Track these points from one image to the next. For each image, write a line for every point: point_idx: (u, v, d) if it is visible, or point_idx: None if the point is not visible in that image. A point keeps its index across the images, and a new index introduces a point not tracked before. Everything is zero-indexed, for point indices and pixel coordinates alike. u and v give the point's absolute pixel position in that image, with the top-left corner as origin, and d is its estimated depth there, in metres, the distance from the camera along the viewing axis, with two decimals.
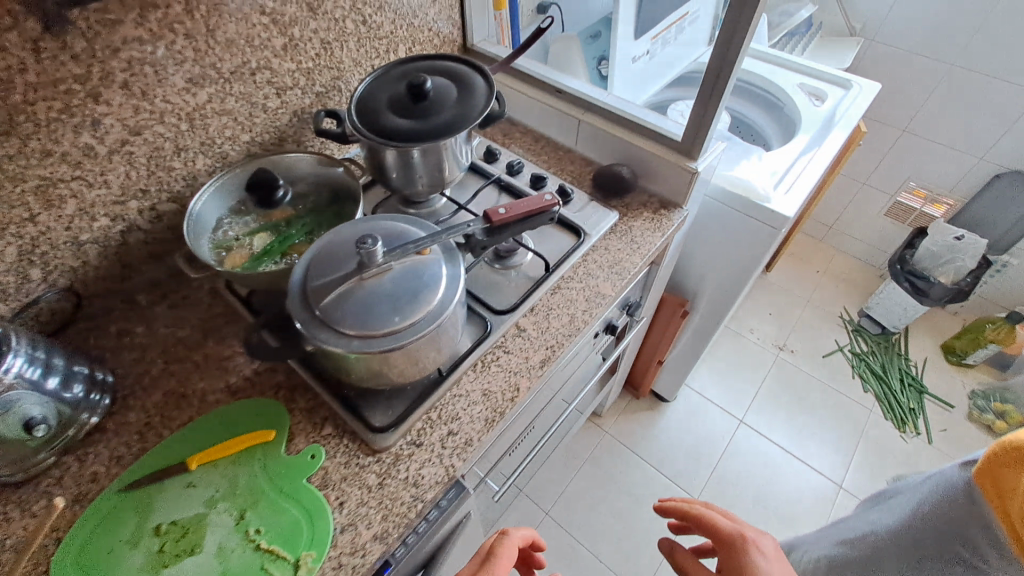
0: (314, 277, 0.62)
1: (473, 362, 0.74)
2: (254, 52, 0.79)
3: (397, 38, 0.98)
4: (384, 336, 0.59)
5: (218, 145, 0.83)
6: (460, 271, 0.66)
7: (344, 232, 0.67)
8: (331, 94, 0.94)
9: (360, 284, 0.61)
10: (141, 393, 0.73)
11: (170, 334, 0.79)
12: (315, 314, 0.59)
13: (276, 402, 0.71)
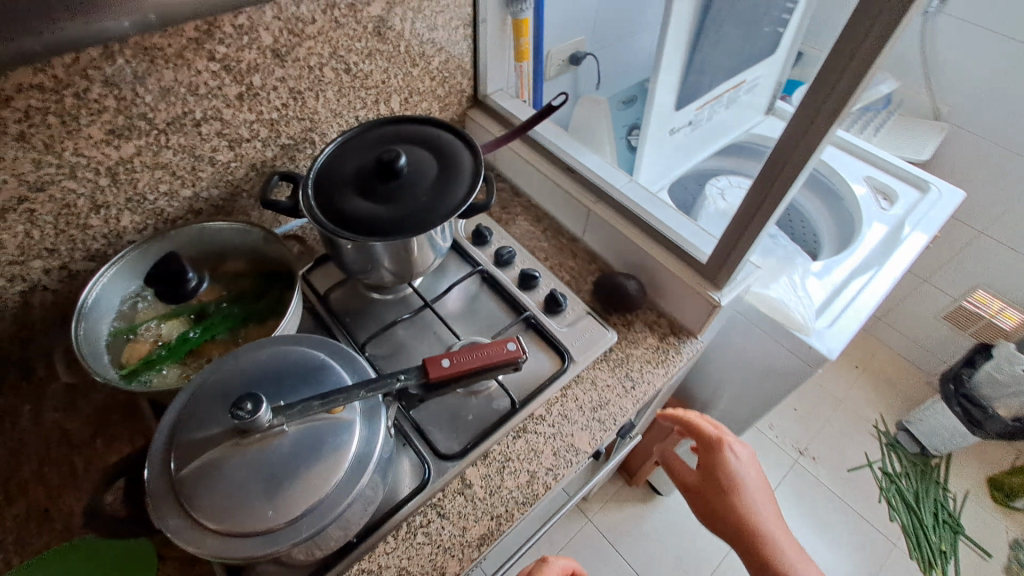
0: (187, 429, 0.49)
1: (394, 527, 0.61)
2: (200, 102, 0.66)
3: (390, 87, 0.84)
4: (250, 534, 0.46)
5: (151, 201, 0.70)
6: (376, 435, 0.51)
7: (244, 361, 0.54)
8: (300, 147, 0.80)
9: (234, 453, 0.47)
10: (2, 501, 0.61)
11: (58, 423, 0.67)
12: (174, 486, 0.47)
13: (152, 548, 0.58)
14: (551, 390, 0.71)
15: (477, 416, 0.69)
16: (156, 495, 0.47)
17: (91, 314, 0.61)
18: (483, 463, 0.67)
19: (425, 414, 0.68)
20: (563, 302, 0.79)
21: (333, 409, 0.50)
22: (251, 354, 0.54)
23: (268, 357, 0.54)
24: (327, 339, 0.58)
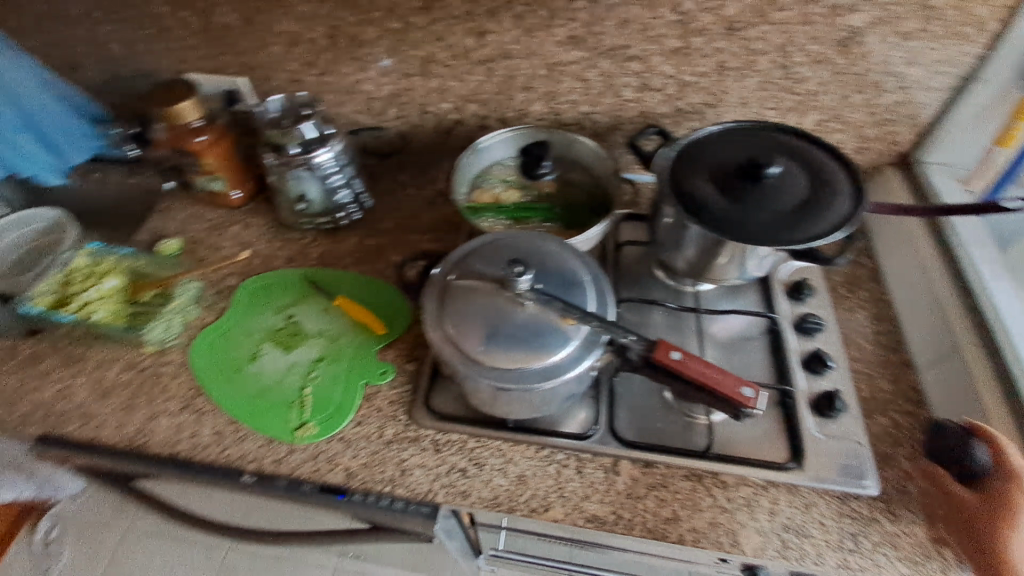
0: (474, 257, 0.63)
1: (539, 444, 0.67)
2: (496, 5, 0.77)
3: (652, 86, 0.83)
4: (461, 349, 0.57)
5: (442, 105, 0.92)
6: (582, 361, 0.57)
7: (534, 243, 0.64)
8: (546, 72, 0.84)
9: (491, 296, 0.59)
10: (297, 260, 0.88)
11: (334, 242, 0.91)
12: (443, 286, 0.61)
13: (404, 301, 0.82)
14: (755, 475, 0.63)
15: (667, 428, 0.67)
16: (434, 286, 0.62)
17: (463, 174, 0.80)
18: (640, 466, 0.65)
19: (628, 391, 0.70)
20: (816, 334, 0.76)
21: (566, 318, 0.57)
22: (538, 236, 0.66)
23: (543, 244, 0.64)
24: (595, 267, 0.64)
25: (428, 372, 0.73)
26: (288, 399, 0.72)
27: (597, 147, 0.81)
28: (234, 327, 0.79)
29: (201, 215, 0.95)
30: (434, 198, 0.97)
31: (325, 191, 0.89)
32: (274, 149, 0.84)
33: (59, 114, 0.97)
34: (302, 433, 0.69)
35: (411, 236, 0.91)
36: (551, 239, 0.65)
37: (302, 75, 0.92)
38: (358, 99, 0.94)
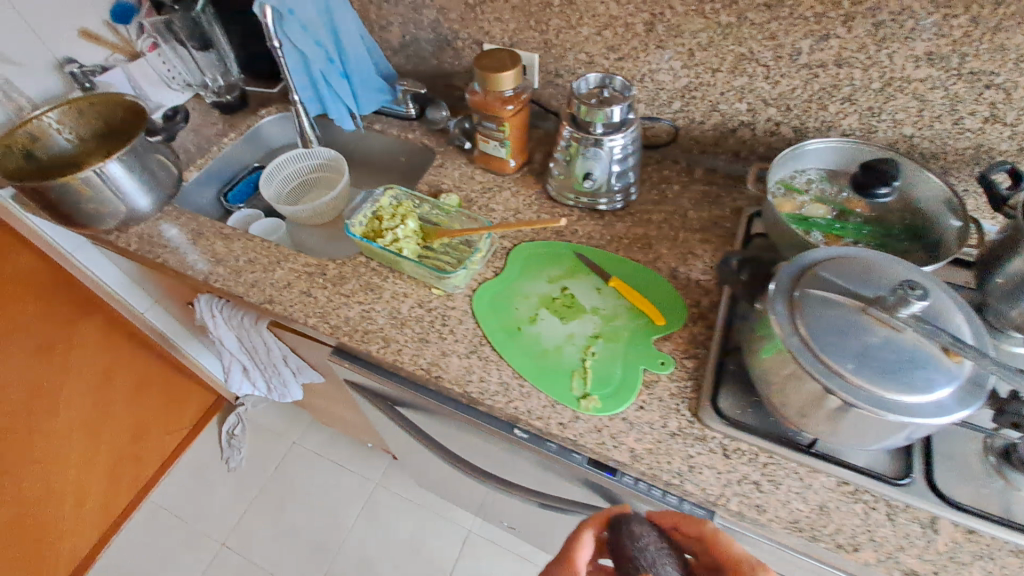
0: (826, 269, 0.60)
1: (844, 477, 0.63)
2: (857, 10, 0.72)
3: (1004, 119, 0.75)
4: (822, 363, 0.55)
5: (738, 108, 0.90)
6: (960, 409, 0.52)
7: (900, 269, 0.60)
8: (880, 86, 0.78)
9: (856, 311, 0.56)
10: (571, 233, 0.90)
11: (606, 224, 0.92)
12: (794, 292, 0.59)
13: (681, 301, 0.80)
14: None
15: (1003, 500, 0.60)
16: (779, 289, 0.61)
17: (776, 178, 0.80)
18: (965, 531, 0.60)
19: (949, 446, 0.64)
20: None
21: (950, 351, 0.53)
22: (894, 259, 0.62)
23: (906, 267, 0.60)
24: (968, 309, 0.58)
25: (711, 373, 0.72)
26: (567, 369, 0.74)
27: (943, 189, 0.73)
28: (518, 284, 0.83)
29: (472, 176, 1.00)
30: (702, 197, 0.95)
31: (602, 174, 0.88)
32: (577, 125, 0.86)
33: (367, 66, 1.03)
34: (581, 403, 0.70)
35: (680, 231, 0.90)
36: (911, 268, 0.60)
37: (596, 58, 0.93)
38: (645, 88, 0.94)
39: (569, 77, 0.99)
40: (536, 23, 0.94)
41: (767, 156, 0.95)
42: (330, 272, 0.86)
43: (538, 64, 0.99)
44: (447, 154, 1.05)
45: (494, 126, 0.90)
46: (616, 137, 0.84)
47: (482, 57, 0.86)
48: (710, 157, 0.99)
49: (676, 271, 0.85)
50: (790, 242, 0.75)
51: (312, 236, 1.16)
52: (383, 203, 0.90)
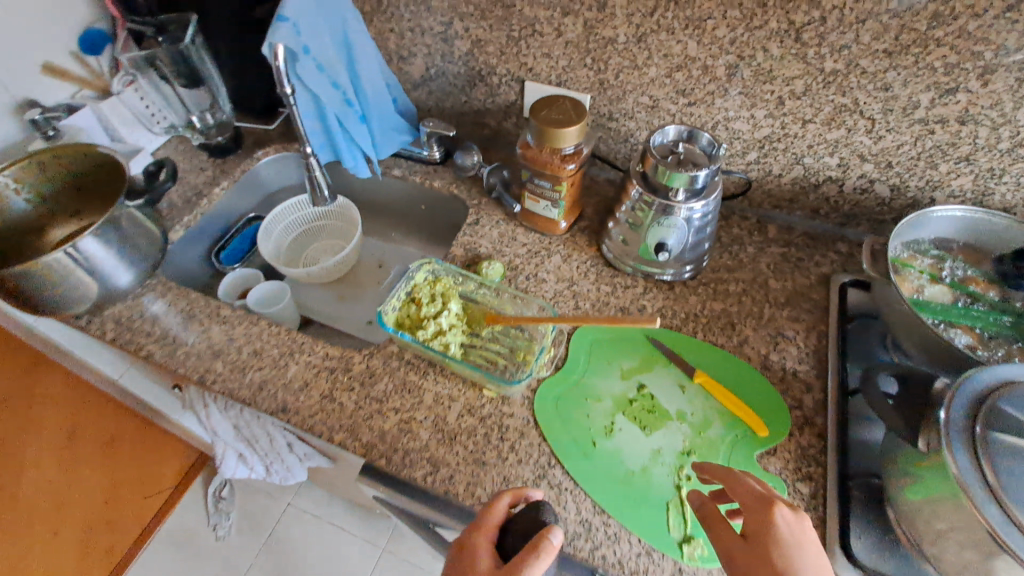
0: (1011, 402, 0.49)
1: None
2: (1000, 64, 0.61)
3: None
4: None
5: (828, 163, 0.78)
6: None
7: None
8: (1011, 148, 0.67)
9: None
10: (639, 312, 0.77)
11: (678, 297, 0.79)
12: (970, 429, 0.49)
13: (781, 402, 0.68)
14: None
15: None
16: (949, 422, 0.50)
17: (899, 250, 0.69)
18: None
19: None
20: None
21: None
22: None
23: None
24: None
25: (836, 506, 0.60)
26: (661, 499, 0.61)
27: None
28: (587, 382, 0.70)
29: (513, 236, 0.86)
30: (781, 262, 0.83)
31: (679, 245, 0.75)
32: (651, 187, 0.72)
33: (386, 105, 0.89)
34: (683, 547, 0.58)
35: (764, 306, 0.78)
36: None
37: (661, 101, 0.80)
38: (717, 136, 0.81)
39: (624, 120, 0.85)
40: (590, 60, 0.80)
41: (853, 215, 0.83)
42: (357, 369, 0.71)
43: (588, 105, 0.85)
44: (481, 208, 0.90)
45: (548, 185, 0.76)
46: (698, 204, 0.71)
47: (540, 106, 0.72)
48: (785, 212, 0.87)
49: (767, 360, 0.72)
50: (917, 337, 0.64)
51: (322, 300, 1.01)
52: (417, 281, 0.76)
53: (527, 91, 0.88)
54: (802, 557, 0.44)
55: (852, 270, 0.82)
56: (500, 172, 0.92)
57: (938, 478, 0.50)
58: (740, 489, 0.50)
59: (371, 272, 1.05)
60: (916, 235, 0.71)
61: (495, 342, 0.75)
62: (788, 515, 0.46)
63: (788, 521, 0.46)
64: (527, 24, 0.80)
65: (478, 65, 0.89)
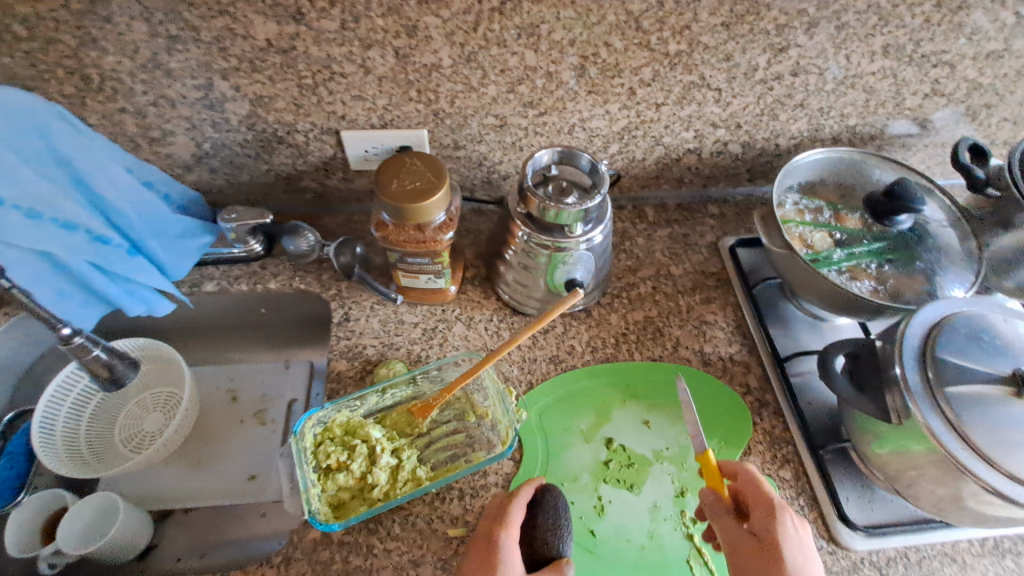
0: (944, 344, 0.53)
1: (983, 535, 0.60)
2: (819, 17, 0.62)
3: (942, 92, 0.73)
4: (1009, 477, 0.47)
5: (686, 138, 0.76)
6: None
7: (1004, 324, 0.54)
8: (834, 89, 0.71)
9: (1010, 398, 0.49)
10: (570, 355, 0.70)
11: (598, 321, 0.73)
12: (926, 380, 0.52)
13: (735, 395, 0.67)
14: None
15: None
16: (907, 380, 0.52)
17: (782, 203, 0.72)
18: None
19: None
20: None
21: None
22: (984, 308, 0.56)
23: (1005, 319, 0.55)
24: None
25: (819, 477, 0.62)
26: (679, 556, 0.57)
27: (944, 199, 0.71)
28: (555, 460, 0.62)
29: (398, 320, 0.71)
30: (672, 244, 0.81)
31: (587, 274, 0.68)
32: (540, 226, 0.63)
33: (155, 210, 0.65)
34: None
35: (677, 298, 0.76)
36: (1010, 316, 0.55)
37: (510, 119, 0.70)
38: (576, 139, 0.74)
39: (473, 146, 0.73)
40: (414, 92, 0.65)
41: (714, 176, 0.83)
42: None
43: (427, 140, 0.71)
44: (343, 297, 0.73)
45: (427, 260, 0.63)
46: (595, 231, 0.63)
47: (387, 176, 0.57)
48: (654, 190, 0.85)
49: (704, 355, 0.71)
50: (824, 293, 0.66)
51: (176, 479, 0.77)
52: (313, 444, 0.57)
53: (346, 141, 0.70)
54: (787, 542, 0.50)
55: (731, 229, 0.84)
56: (352, 248, 0.74)
57: (912, 439, 0.53)
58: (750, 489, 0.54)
59: (227, 412, 0.81)
60: (790, 181, 0.73)
61: (439, 427, 0.63)
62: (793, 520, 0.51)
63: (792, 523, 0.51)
64: (320, 66, 0.62)
65: (270, 125, 0.68)
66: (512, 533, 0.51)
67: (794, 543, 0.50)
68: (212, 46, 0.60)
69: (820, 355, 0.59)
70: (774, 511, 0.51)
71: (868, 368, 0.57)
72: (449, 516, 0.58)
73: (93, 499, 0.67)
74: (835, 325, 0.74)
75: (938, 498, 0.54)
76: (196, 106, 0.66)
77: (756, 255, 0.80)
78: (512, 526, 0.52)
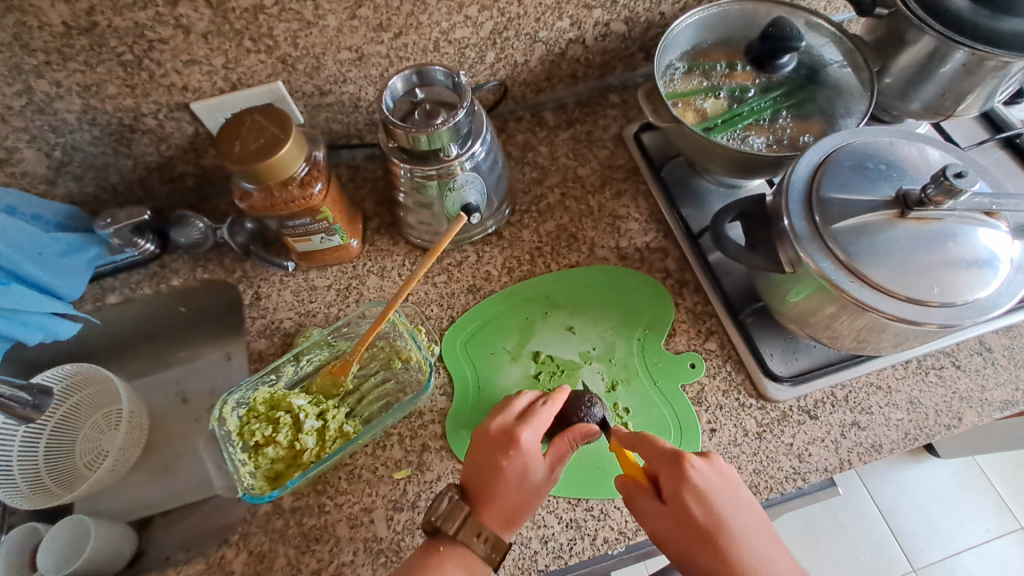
0: (828, 183, 0.52)
1: (907, 359, 0.62)
2: None
3: None
4: (903, 299, 0.48)
5: (563, 27, 0.71)
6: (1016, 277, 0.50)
7: (890, 149, 0.54)
8: None
9: (894, 222, 0.49)
10: (487, 281, 0.69)
11: (511, 241, 0.71)
12: (815, 224, 0.51)
13: (654, 281, 0.68)
14: None
15: None
16: (799, 228, 0.51)
17: (667, 76, 0.69)
18: (1006, 333, 0.63)
19: None
20: None
21: (993, 213, 0.49)
22: (867, 138, 0.55)
23: (887, 145, 0.54)
24: (958, 158, 0.55)
25: (742, 341, 0.63)
26: None
27: (832, 28, 0.67)
28: (485, 386, 0.63)
29: (310, 287, 0.69)
30: (577, 144, 0.78)
31: (483, 195, 0.65)
32: (417, 157, 0.59)
33: (26, 235, 0.63)
34: None
35: (588, 200, 0.74)
36: (898, 142, 0.54)
37: (365, 49, 0.65)
38: (446, 55, 0.69)
39: (340, 88, 0.68)
40: (250, 42, 0.60)
41: (607, 63, 0.79)
42: (240, 566, 0.55)
43: (286, 91, 0.66)
44: (249, 277, 0.70)
45: (309, 220, 0.60)
46: (471, 146, 0.60)
47: (228, 141, 0.53)
48: (550, 92, 0.80)
49: (621, 251, 0.70)
50: (721, 160, 0.63)
51: (146, 486, 0.78)
52: (237, 427, 0.59)
53: (201, 114, 0.65)
54: (709, 490, 0.49)
55: (634, 116, 0.80)
56: (242, 225, 0.71)
57: (811, 285, 0.52)
58: (654, 456, 0.51)
59: (179, 413, 0.82)
60: (673, 50, 0.70)
61: (366, 380, 0.65)
62: (701, 462, 0.50)
63: (704, 469, 0.50)
64: (134, 38, 0.57)
65: (113, 115, 0.64)
66: (536, 428, 0.54)
67: (714, 487, 0.50)
68: (11, 45, 0.55)
69: (711, 223, 0.57)
70: (678, 464, 0.50)
71: (759, 227, 0.56)
72: (392, 461, 0.59)
73: (65, 525, 0.67)
74: (748, 188, 0.73)
75: (856, 331, 0.54)
76: (25, 113, 0.61)
77: (661, 137, 0.77)
78: (536, 425, 0.54)
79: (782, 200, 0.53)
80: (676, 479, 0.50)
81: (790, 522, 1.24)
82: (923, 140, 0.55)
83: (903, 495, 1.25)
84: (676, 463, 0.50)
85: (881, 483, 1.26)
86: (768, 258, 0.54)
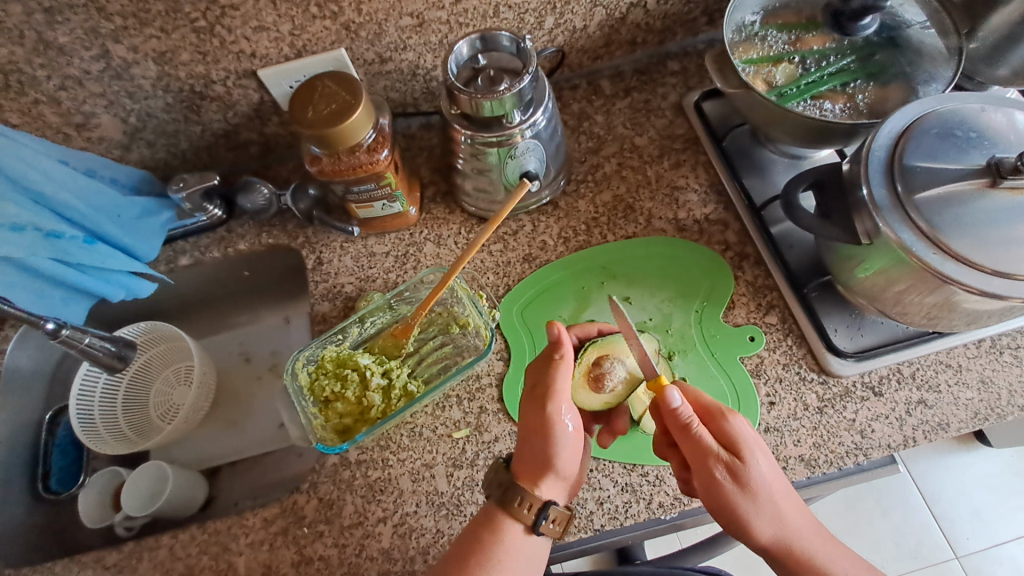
0: (912, 151, 0.50)
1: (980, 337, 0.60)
2: None
3: None
4: (989, 272, 0.46)
5: None
6: None
7: (980, 117, 0.51)
8: None
9: (982, 192, 0.47)
10: (543, 250, 0.69)
11: (566, 211, 0.71)
12: (896, 193, 0.49)
13: (714, 254, 0.67)
14: None
15: None
16: (880, 198, 0.49)
17: (735, 40, 0.66)
18: None
19: None
20: None
21: None
22: (955, 104, 0.52)
23: (977, 111, 0.51)
24: None
25: (804, 315, 0.62)
26: None
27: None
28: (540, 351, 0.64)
29: (369, 253, 0.71)
30: (634, 113, 0.76)
31: (542, 162, 0.65)
32: (479, 124, 0.59)
33: (105, 197, 0.66)
34: None
35: (645, 170, 0.72)
36: (989, 109, 0.51)
37: (427, 15, 0.64)
38: (505, 20, 0.68)
39: (400, 55, 0.69)
40: (316, 7, 0.60)
41: (668, 28, 0.76)
42: (311, 512, 0.59)
43: (348, 58, 0.67)
44: (312, 242, 0.73)
45: (373, 186, 0.62)
46: (533, 112, 0.59)
47: (300, 106, 0.54)
48: (606, 59, 0.78)
49: (679, 222, 0.69)
50: (790, 128, 0.61)
51: (214, 439, 0.83)
52: (307, 382, 0.62)
53: (267, 81, 0.67)
54: (752, 447, 0.49)
55: (694, 84, 0.78)
56: (304, 191, 0.73)
57: (885, 259, 0.51)
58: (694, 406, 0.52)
59: (243, 372, 0.86)
60: (742, 13, 0.67)
61: (425, 344, 0.67)
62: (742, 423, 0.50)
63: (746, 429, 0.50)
64: (207, 3, 0.58)
65: (185, 82, 0.66)
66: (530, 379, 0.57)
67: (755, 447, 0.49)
68: (90, 9, 0.57)
69: (782, 191, 0.56)
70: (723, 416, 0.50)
71: (833, 197, 0.54)
72: (451, 421, 0.61)
73: (147, 468, 0.72)
74: (814, 159, 0.70)
75: (929, 307, 0.52)
76: (104, 79, 0.64)
77: (723, 106, 0.75)
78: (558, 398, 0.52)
79: (863, 167, 0.51)
80: (753, 461, 0.48)
81: (833, 504, 1.22)
82: (1015, 106, 0.52)
83: (951, 483, 1.22)
84: (750, 443, 0.49)
85: (928, 469, 1.23)
86: (841, 230, 0.53)
